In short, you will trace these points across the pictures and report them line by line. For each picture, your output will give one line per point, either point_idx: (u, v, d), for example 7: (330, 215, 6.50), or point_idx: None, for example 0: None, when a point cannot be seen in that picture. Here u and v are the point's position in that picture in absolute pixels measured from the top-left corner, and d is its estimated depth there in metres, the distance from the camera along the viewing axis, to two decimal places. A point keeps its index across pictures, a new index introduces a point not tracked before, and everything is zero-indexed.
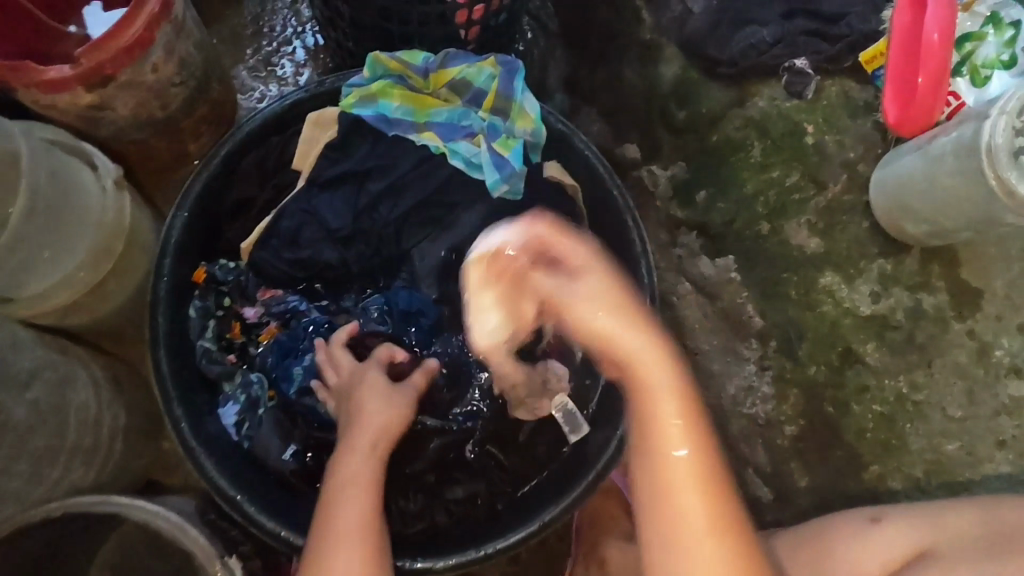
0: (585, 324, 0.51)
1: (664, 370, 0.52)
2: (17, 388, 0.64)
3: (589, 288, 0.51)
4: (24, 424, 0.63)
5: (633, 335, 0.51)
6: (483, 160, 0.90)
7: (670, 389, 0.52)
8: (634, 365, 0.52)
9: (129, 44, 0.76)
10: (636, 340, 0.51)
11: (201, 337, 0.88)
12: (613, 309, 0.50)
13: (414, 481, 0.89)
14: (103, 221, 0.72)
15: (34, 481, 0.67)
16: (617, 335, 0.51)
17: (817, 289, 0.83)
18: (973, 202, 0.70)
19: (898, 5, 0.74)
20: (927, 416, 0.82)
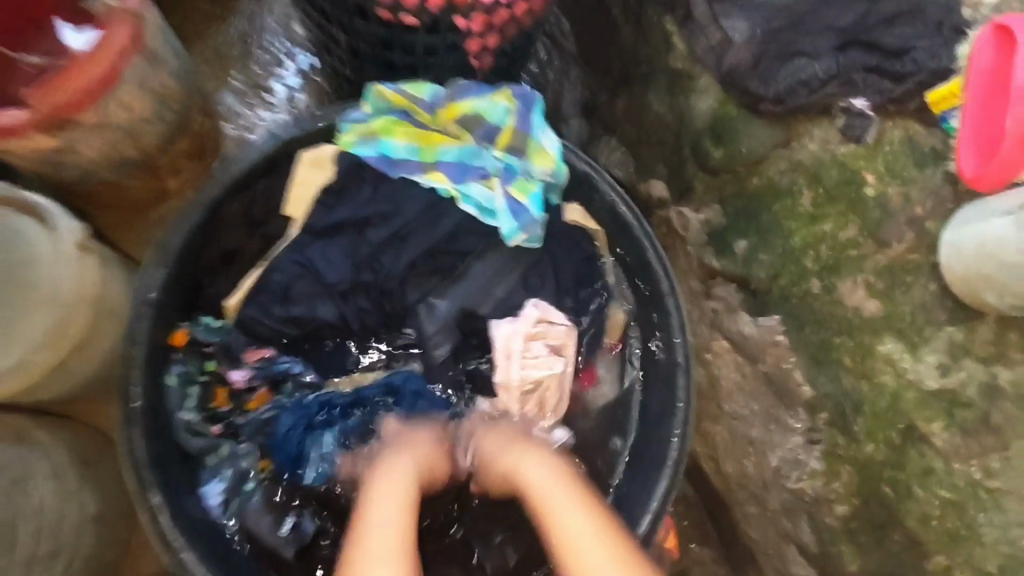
0: (507, 472, 0.70)
1: (563, 484, 0.64)
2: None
3: (540, 463, 0.68)
4: None
5: (545, 481, 0.64)
6: (497, 207, 0.81)
7: (573, 499, 0.61)
8: (544, 495, 0.63)
9: (91, 85, 0.66)
10: (540, 474, 0.66)
11: (182, 408, 0.77)
12: (545, 467, 0.67)
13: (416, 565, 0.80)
14: (56, 295, 0.62)
15: None
16: (533, 479, 0.66)
17: (875, 357, 0.72)
18: None
19: (983, 41, 0.65)
20: (1007, 508, 0.67)
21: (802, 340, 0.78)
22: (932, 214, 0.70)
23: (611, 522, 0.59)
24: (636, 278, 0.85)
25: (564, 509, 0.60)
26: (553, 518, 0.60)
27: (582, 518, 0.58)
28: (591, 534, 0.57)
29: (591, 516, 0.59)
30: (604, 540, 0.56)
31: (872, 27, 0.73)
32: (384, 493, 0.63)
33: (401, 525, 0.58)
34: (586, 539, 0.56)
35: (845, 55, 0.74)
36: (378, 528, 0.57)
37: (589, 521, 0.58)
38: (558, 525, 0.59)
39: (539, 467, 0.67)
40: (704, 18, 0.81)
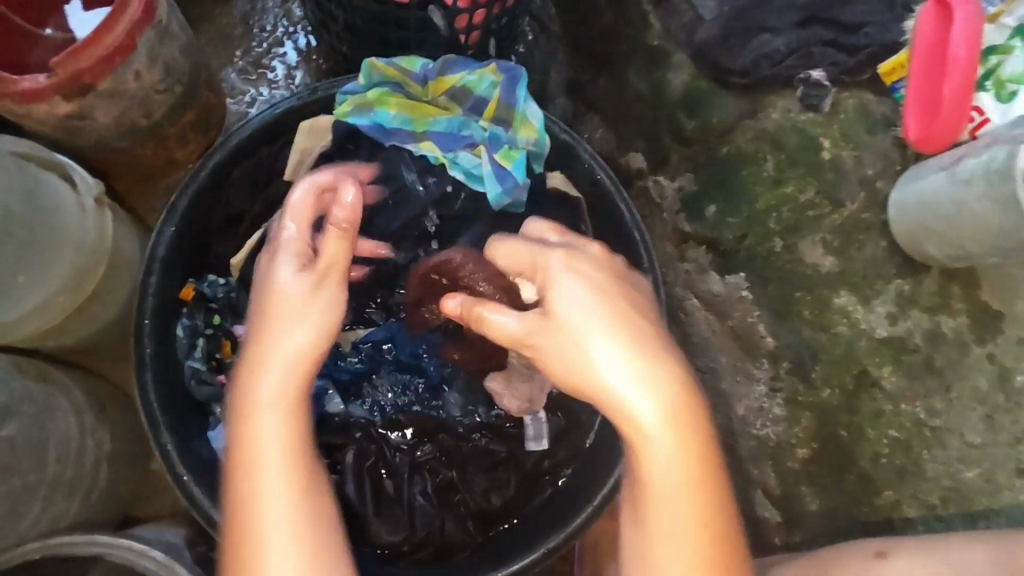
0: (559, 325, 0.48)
1: (654, 366, 0.46)
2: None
3: (574, 286, 0.48)
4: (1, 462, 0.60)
5: (598, 348, 0.46)
6: (484, 172, 0.87)
7: (662, 383, 0.46)
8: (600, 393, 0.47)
9: (106, 53, 0.72)
10: (600, 341, 0.47)
11: (189, 357, 0.83)
12: (572, 299, 0.48)
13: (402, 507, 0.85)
14: (81, 242, 0.68)
15: (11, 521, 0.62)
16: (598, 368, 0.46)
17: (832, 309, 0.78)
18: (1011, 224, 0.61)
19: (925, 14, 0.73)
20: (947, 443, 0.75)
21: (766, 296, 0.82)
22: (881, 174, 0.80)
23: (696, 427, 0.47)
24: (613, 241, 0.91)
25: (647, 420, 0.47)
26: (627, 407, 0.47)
27: (658, 417, 0.46)
28: (670, 445, 0.47)
29: (671, 417, 0.47)
30: (686, 441, 0.47)
31: (833, 6, 0.81)
32: (269, 377, 0.51)
33: (289, 389, 0.51)
34: (664, 450, 0.47)
35: (808, 29, 0.81)
36: (264, 441, 0.49)
37: (671, 428, 0.46)
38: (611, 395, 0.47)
39: (635, 361, 0.46)
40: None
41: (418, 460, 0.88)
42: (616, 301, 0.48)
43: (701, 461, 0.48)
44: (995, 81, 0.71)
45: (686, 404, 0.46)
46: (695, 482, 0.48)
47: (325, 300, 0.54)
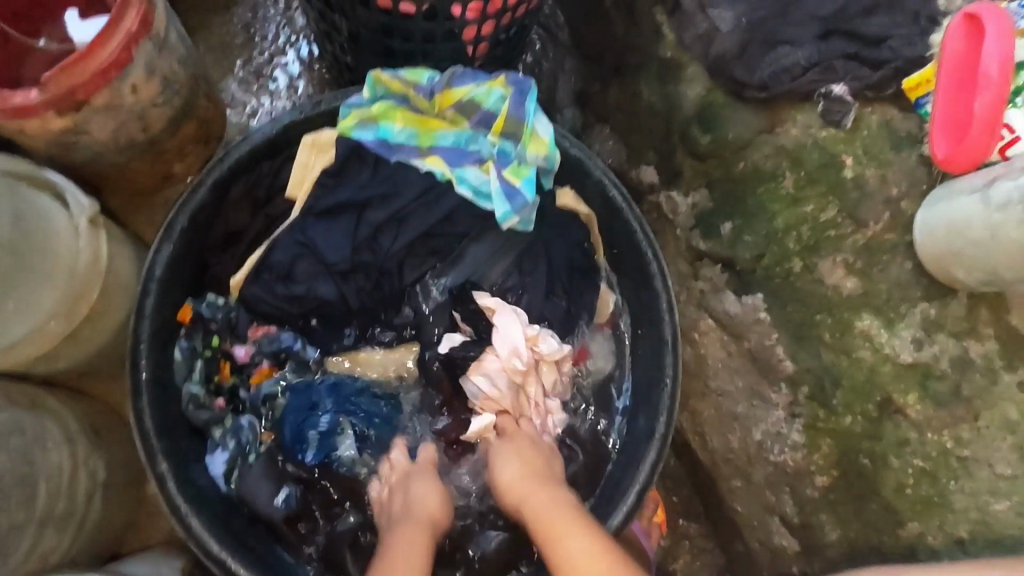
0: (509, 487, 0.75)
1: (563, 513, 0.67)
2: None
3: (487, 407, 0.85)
4: None
5: (539, 487, 0.72)
6: (492, 189, 0.83)
7: (580, 531, 0.64)
8: (549, 522, 0.66)
9: (103, 67, 0.69)
10: (540, 505, 0.70)
11: (187, 380, 0.80)
12: (514, 470, 0.76)
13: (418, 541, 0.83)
14: (73, 266, 0.65)
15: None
16: (532, 466, 0.75)
17: (853, 332, 0.75)
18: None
19: (952, 30, 0.70)
20: (976, 474, 0.70)
21: (784, 317, 0.80)
22: (906, 195, 0.74)
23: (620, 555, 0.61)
24: (625, 259, 0.88)
25: (578, 551, 0.61)
26: (566, 543, 0.63)
27: (588, 544, 0.62)
28: (594, 556, 0.61)
29: (591, 543, 0.62)
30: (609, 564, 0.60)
31: (854, 17, 0.78)
32: (396, 525, 0.72)
33: (412, 526, 0.70)
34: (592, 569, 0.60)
35: (828, 41, 0.78)
36: (389, 554, 0.66)
37: (590, 549, 0.62)
38: (565, 539, 0.63)
39: (557, 489, 0.72)
40: (693, 9, 0.84)
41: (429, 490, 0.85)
42: (538, 449, 0.81)
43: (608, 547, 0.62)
44: None
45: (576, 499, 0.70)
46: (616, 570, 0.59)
47: (441, 491, 0.78)
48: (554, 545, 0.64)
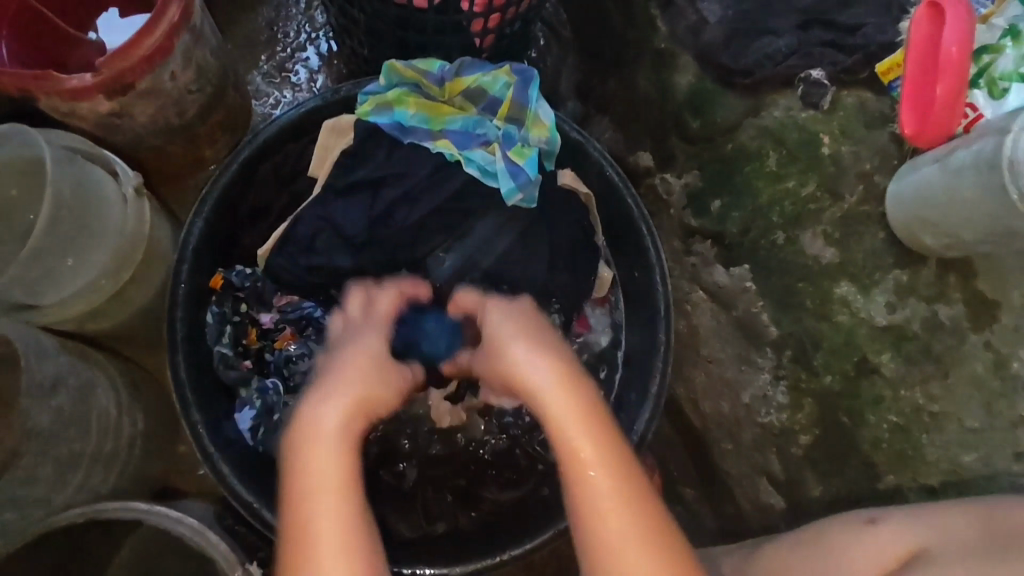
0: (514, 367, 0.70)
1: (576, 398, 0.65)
2: (42, 396, 0.64)
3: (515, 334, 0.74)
4: (48, 430, 0.64)
5: (543, 387, 0.67)
6: (497, 168, 0.89)
7: (582, 416, 0.64)
8: (563, 424, 0.64)
9: (147, 53, 0.77)
10: (560, 402, 0.65)
11: (219, 343, 0.89)
12: (543, 367, 0.68)
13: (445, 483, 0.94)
14: (122, 230, 0.73)
15: (57, 485, 0.67)
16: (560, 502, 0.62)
17: (832, 298, 0.80)
18: (992, 212, 0.64)
19: (917, 18, 0.76)
20: (946, 427, 0.75)
21: (768, 287, 0.86)
22: (878, 170, 0.80)
23: (619, 450, 0.63)
24: (623, 238, 0.95)
25: (573, 429, 0.63)
26: (571, 416, 0.64)
27: (602, 471, 0.60)
28: (602, 464, 0.61)
29: (591, 433, 0.63)
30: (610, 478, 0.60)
31: (832, 8, 0.85)
32: None
33: None
34: (592, 455, 0.62)
35: (809, 31, 0.85)
36: (321, 468, 0.60)
37: (588, 432, 0.63)
38: (556, 404, 0.65)
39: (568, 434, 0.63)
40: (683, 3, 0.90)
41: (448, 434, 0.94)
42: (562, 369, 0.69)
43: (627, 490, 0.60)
44: (988, 79, 0.74)
45: (616, 506, 0.59)
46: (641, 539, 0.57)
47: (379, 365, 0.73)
48: (560, 410, 0.65)
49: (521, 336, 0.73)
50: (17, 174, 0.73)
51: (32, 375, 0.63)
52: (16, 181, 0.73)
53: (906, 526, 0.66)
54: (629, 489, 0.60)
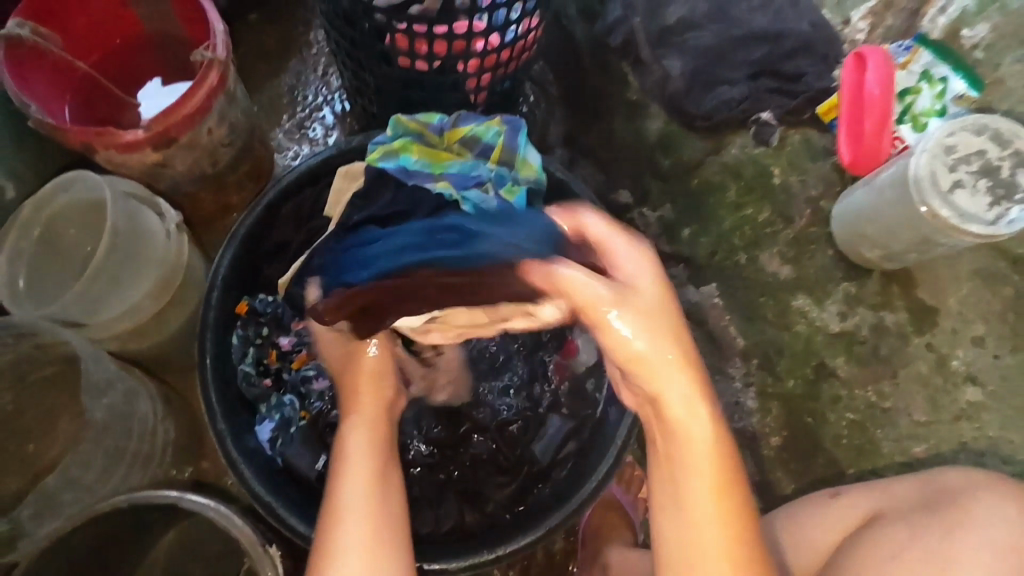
0: (631, 358, 0.58)
1: (692, 401, 0.59)
2: (96, 394, 0.77)
3: (621, 264, 0.62)
4: (101, 422, 0.77)
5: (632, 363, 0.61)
6: (490, 206, 0.98)
7: (705, 437, 0.59)
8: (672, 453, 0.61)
9: (189, 113, 0.91)
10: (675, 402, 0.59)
11: (242, 361, 0.98)
12: (677, 358, 0.58)
13: (449, 484, 0.98)
14: (164, 258, 0.85)
15: (105, 474, 0.79)
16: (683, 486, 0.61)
17: (791, 310, 0.89)
18: (906, 218, 0.76)
19: (846, 65, 0.87)
20: (896, 422, 0.85)
21: (734, 302, 0.93)
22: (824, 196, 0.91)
23: (736, 495, 0.60)
24: None
25: (694, 466, 0.60)
26: (685, 450, 0.60)
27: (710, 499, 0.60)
28: (710, 502, 0.60)
29: (712, 479, 0.60)
30: (726, 529, 0.61)
31: (778, 59, 0.95)
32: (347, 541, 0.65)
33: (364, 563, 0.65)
34: (701, 510, 0.60)
35: (757, 81, 0.96)
36: (353, 457, 0.70)
37: (709, 479, 0.60)
38: (674, 442, 0.60)
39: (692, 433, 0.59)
40: (649, 60, 1.02)
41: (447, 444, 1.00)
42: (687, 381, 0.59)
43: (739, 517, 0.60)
44: (911, 116, 0.85)
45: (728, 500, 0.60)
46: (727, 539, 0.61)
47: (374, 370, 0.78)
48: (665, 438, 0.61)
49: (657, 337, 0.58)
50: (79, 215, 0.88)
51: (91, 374, 0.76)
52: (77, 221, 0.88)
53: (866, 496, 0.71)
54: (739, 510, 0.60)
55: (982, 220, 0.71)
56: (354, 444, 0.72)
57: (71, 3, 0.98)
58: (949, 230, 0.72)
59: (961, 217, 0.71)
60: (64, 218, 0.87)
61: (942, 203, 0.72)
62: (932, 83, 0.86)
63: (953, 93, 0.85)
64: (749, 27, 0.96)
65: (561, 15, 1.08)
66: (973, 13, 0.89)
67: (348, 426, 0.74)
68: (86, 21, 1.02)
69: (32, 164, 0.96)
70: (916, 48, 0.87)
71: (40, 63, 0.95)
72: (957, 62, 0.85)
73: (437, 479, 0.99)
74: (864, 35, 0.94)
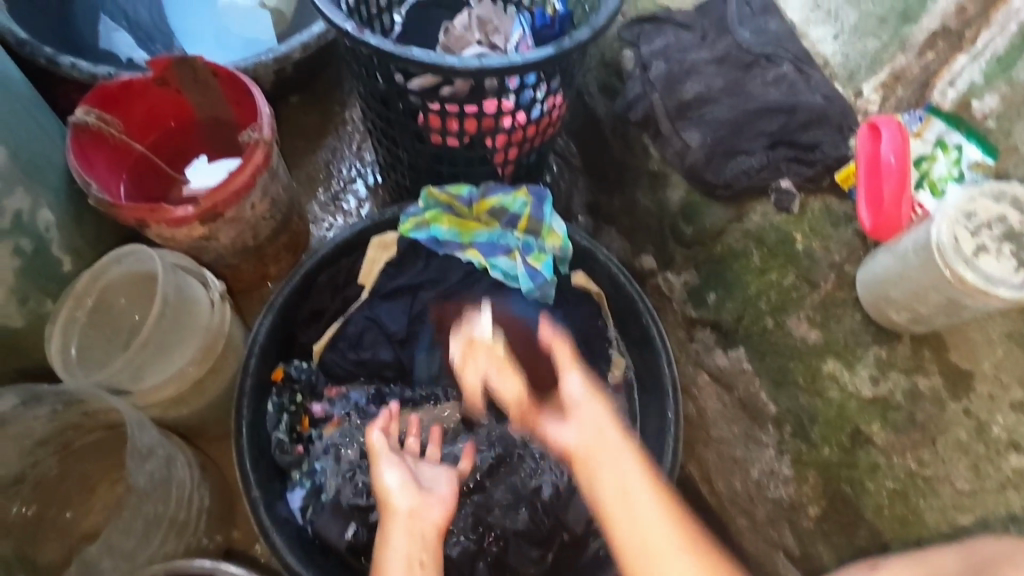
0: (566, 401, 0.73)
1: (603, 423, 0.69)
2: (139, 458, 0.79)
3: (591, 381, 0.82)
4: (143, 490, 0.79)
5: (590, 431, 0.68)
6: (519, 273, 1.04)
7: (637, 468, 0.65)
8: (608, 474, 0.65)
9: (236, 189, 0.96)
10: (609, 460, 0.66)
11: (276, 429, 0.99)
12: (600, 412, 0.70)
13: (480, 557, 0.94)
14: (207, 326, 0.89)
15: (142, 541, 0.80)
16: (640, 526, 0.61)
17: (822, 375, 0.89)
18: (935, 281, 0.77)
19: (858, 138, 0.93)
20: (940, 491, 0.81)
21: (764, 367, 0.96)
22: (847, 260, 0.93)
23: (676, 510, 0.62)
24: (632, 330, 1.07)
25: (634, 490, 0.63)
26: (612, 468, 0.65)
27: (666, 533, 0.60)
28: (659, 522, 0.61)
29: (649, 485, 0.63)
30: (683, 535, 0.60)
31: (794, 130, 0.98)
32: None
33: None
34: (655, 530, 0.60)
35: (775, 150, 0.98)
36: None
37: (641, 483, 0.64)
38: (614, 482, 0.64)
39: (624, 465, 0.65)
40: (670, 133, 1.05)
41: (473, 505, 0.97)
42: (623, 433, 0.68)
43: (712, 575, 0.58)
44: (929, 182, 0.91)
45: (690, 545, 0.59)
46: None
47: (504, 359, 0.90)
48: (601, 479, 0.64)
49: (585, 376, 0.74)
50: (130, 287, 0.94)
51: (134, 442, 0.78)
52: (127, 292, 0.94)
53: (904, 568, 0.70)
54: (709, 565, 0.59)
55: (1013, 283, 0.72)
56: (391, 550, 0.68)
57: (133, 92, 1.08)
58: (977, 292, 0.73)
59: (988, 280, 0.72)
60: (116, 289, 0.93)
61: (968, 269, 0.73)
62: (947, 150, 0.89)
63: (968, 160, 0.88)
64: (763, 100, 1.00)
65: (585, 93, 1.26)
66: (982, 85, 0.87)
67: (382, 540, 0.70)
68: (146, 107, 1.11)
69: (88, 238, 1.02)
70: (928, 117, 0.92)
71: (102, 147, 1.05)
72: (971, 129, 0.89)
73: (471, 550, 0.94)
74: (876, 106, 0.97)
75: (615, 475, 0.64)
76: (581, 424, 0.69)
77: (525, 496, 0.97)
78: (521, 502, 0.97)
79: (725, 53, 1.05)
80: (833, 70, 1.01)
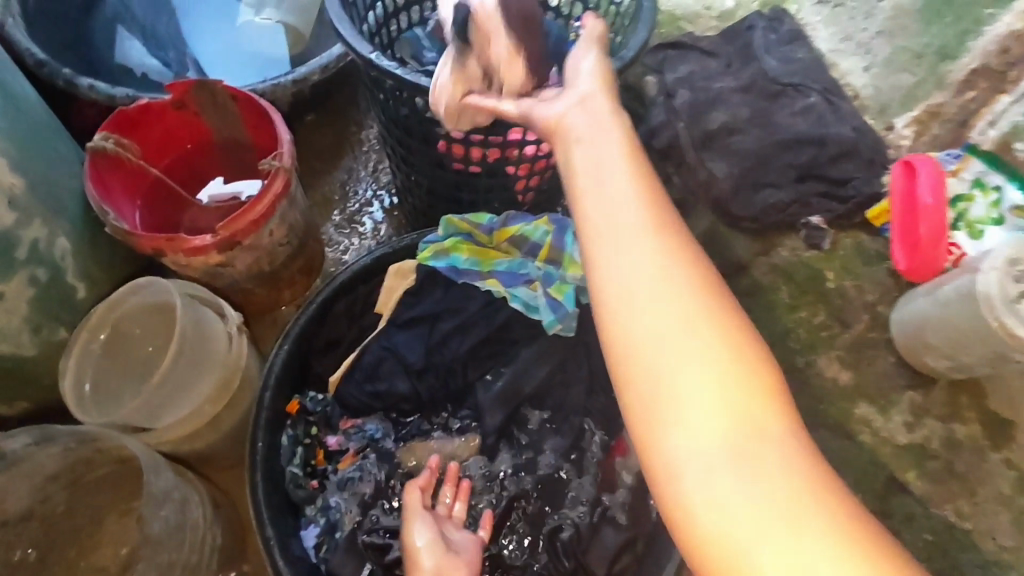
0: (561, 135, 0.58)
1: (623, 168, 0.53)
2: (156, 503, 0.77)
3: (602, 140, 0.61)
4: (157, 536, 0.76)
5: (589, 185, 0.52)
6: (540, 304, 1.00)
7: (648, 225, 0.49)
8: (608, 233, 0.50)
9: (254, 217, 0.95)
10: (618, 209, 0.50)
11: (290, 463, 0.97)
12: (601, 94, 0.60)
13: None
14: (225, 361, 0.88)
15: None
16: (647, 298, 0.47)
17: (854, 418, 0.87)
18: (979, 332, 0.78)
19: (893, 174, 0.92)
20: (980, 545, 0.81)
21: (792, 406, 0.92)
22: (879, 301, 0.95)
23: (710, 285, 0.48)
24: None
25: (638, 263, 0.48)
26: (613, 211, 0.51)
27: (674, 317, 0.46)
28: (675, 304, 0.47)
29: (642, 203, 0.51)
30: (714, 322, 0.47)
31: (824, 163, 0.97)
32: None
33: None
34: (664, 304, 0.47)
35: (805, 183, 0.97)
36: None
37: (655, 244, 0.49)
38: (613, 246, 0.49)
39: (643, 238, 0.49)
40: (695, 163, 1.01)
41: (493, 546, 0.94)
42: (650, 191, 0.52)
43: (744, 370, 0.46)
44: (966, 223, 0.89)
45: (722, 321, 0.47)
46: (736, 395, 0.45)
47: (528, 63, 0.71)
48: (601, 252, 0.49)
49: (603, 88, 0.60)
50: (144, 317, 0.92)
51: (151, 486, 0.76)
52: (142, 321, 0.92)
53: None
54: (746, 363, 0.46)
55: None
56: None
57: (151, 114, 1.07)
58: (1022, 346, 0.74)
59: None
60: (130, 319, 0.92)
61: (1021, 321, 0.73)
62: (987, 191, 0.90)
63: (1009, 203, 0.89)
64: (791, 131, 0.99)
65: None
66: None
67: None
68: (162, 129, 1.10)
69: (102, 264, 1.00)
70: (967, 156, 0.93)
71: (119, 170, 1.03)
72: (1012, 171, 0.90)
73: None
74: (909, 140, 1.02)
75: (622, 233, 0.49)
76: (587, 151, 0.54)
77: (544, 537, 0.94)
78: (540, 543, 0.94)
79: (750, 82, 1.03)
80: (864, 100, 1.05)
